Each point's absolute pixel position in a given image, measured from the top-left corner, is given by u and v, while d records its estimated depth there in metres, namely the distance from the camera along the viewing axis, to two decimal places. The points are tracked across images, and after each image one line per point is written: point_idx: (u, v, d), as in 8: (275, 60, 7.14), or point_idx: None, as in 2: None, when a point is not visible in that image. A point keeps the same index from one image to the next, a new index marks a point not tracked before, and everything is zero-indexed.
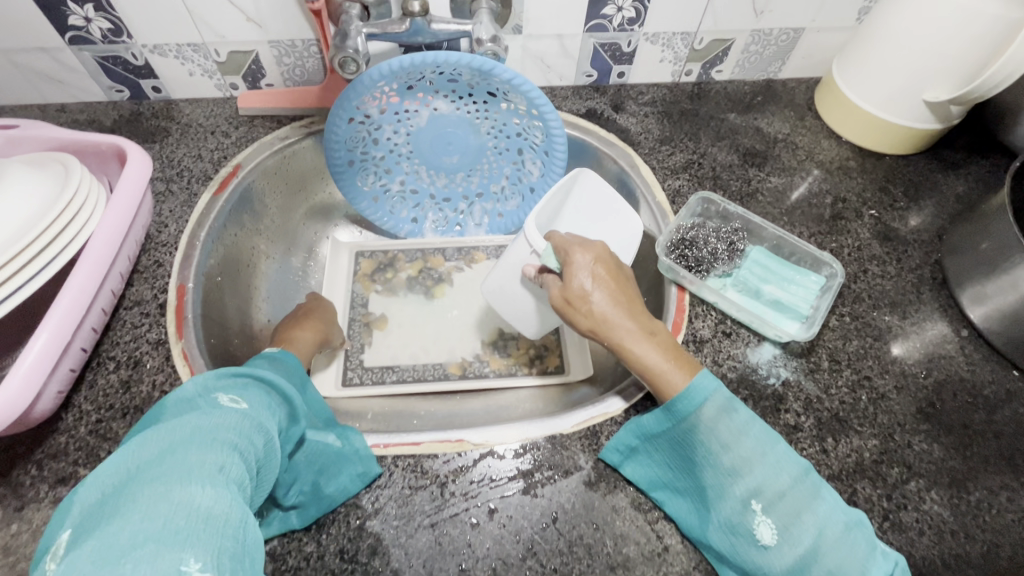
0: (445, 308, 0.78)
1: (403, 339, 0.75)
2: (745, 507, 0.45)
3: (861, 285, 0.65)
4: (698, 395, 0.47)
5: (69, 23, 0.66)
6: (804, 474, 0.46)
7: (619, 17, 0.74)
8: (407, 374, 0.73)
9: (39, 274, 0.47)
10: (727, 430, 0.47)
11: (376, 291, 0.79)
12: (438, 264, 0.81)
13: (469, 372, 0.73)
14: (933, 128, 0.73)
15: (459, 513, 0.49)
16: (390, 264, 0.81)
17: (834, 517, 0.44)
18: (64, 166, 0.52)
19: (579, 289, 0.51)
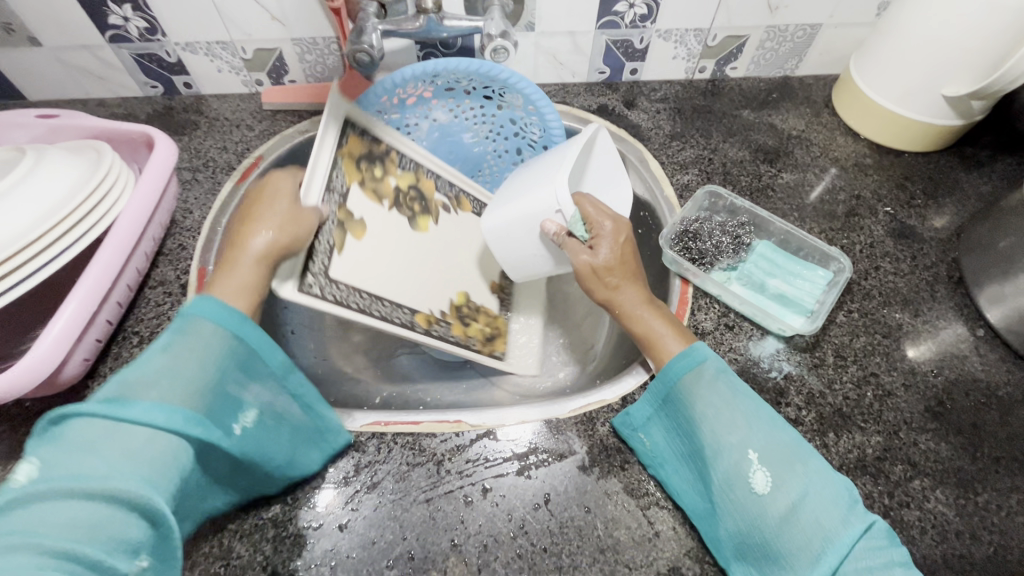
0: (423, 244, 0.69)
1: (376, 258, 0.64)
2: (741, 457, 0.46)
3: (872, 281, 0.64)
4: (698, 354, 0.51)
5: (109, 22, 0.70)
6: (795, 437, 0.47)
7: (631, 14, 0.74)
8: (373, 306, 0.61)
9: (64, 253, 0.50)
10: (726, 386, 0.49)
11: (359, 183, 0.63)
12: (429, 191, 0.71)
13: (433, 328, 0.67)
14: (953, 125, 0.71)
15: (454, 490, 0.50)
16: (380, 157, 0.65)
17: (823, 474, 0.44)
18: (97, 151, 0.56)
19: (601, 263, 0.55)
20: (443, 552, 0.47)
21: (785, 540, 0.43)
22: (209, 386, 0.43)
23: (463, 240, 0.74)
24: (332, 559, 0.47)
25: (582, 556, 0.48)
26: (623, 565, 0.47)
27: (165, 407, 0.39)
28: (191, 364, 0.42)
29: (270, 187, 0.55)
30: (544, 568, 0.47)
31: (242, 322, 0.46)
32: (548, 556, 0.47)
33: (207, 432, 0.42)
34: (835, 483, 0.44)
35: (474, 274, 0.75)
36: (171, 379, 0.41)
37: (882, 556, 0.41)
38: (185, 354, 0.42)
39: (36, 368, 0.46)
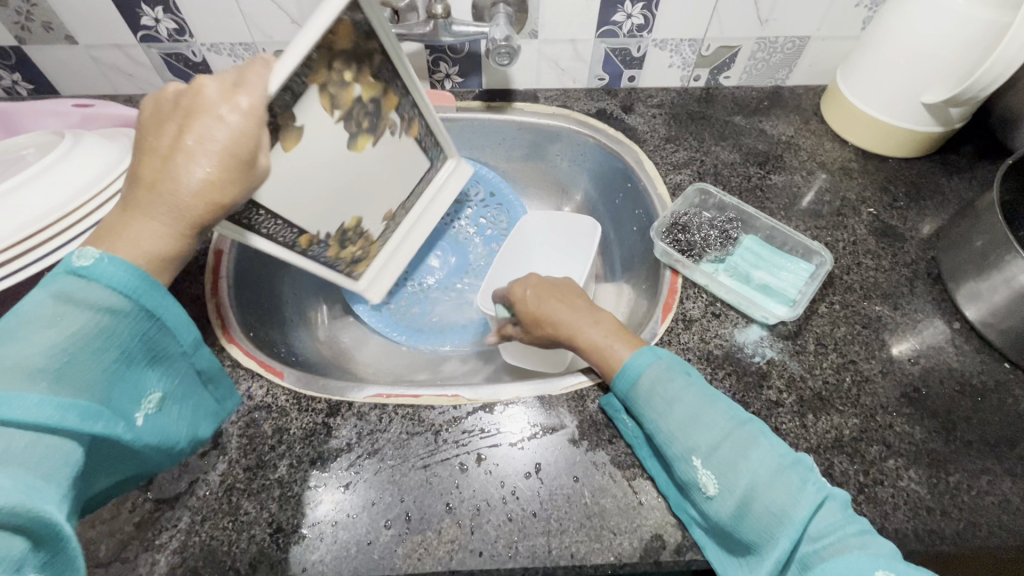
0: (351, 162, 0.59)
1: (288, 171, 0.53)
2: (686, 463, 0.48)
3: (853, 276, 0.67)
4: (635, 369, 0.53)
5: (141, 23, 0.76)
6: (741, 427, 0.48)
7: (629, 24, 0.79)
8: (262, 225, 0.54)
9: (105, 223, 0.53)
10: (664, 394, 0.51)
11: (319, 87, 0.50)
12: (390, 109, 0.60)
13: (311, 249, 0.61)
14: (934, 132, 0.75)
15: (450, 457, 0.53)
16: (358, 60, 0.53)
17: (772, 460, 0.46)
18: (130, 136, 0.60)
19: (533, 317, 0.60)
20: (438, 514, 0.50)
21: (743, 528, 0.45)
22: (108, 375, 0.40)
23: (397, 161, 0.65)
24: (333, 518, 0.50)
25: (570, 521, 0.50)
26: (609, 530, 0.50)
27: (55, 400, 0.35)
28: (89, 348, 0.38)
29: (209, 101, 0.42)
30: (533, 531, 0.50)
31: (144, 283, 0.40)
32: (537, 520, 0.50)
33: (105, 426, 0.38)
34: (785, 467, 0.46)
35: (382, 198, 0.67)
36: (59, 366, 0.37)
37: (836, 527, 0.43)
38: (84, 336, 0.38)
39: None
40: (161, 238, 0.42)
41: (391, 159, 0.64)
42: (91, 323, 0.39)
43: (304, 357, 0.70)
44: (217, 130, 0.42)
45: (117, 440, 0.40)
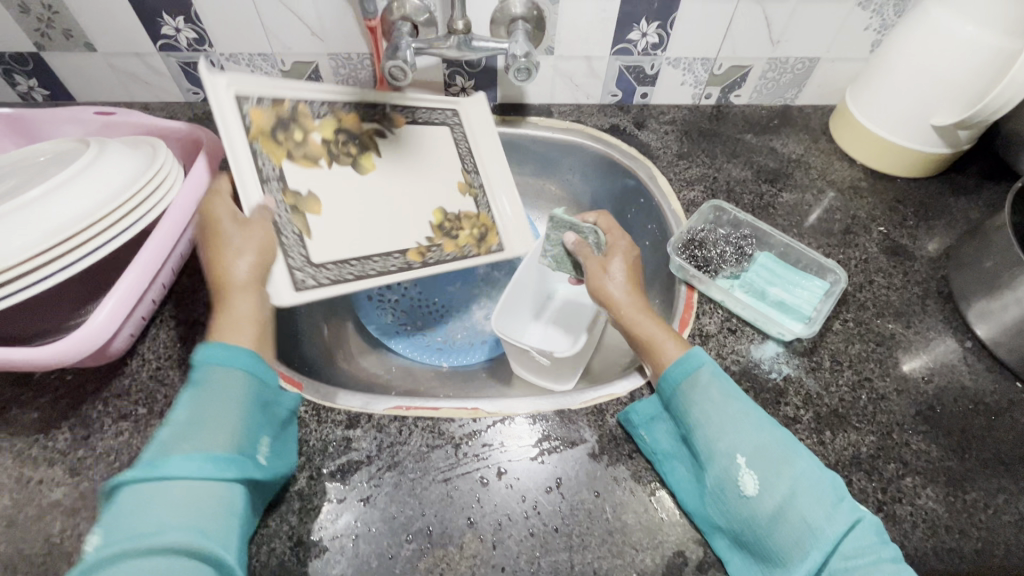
0: (385, 178, 0.68)
1: (352, 225, 0.63)
2: (730, 461, 0.49)
3: (866, 293, 0.68)
4: (694, 360, 0.54)
5: (162, 32, 0.76)
6: (785, 440, 0.50)
7: (644, 42, 0.80)
8: (365, 268, 0.62)
9: (122, 234, 0.52)
10: (717, 393, 0.52)
11: (289, 159, 0.60)
12: (358, 123, 0.67)
13: (427, 258, 0.67)
14: (942, 153, 0.77)
15: (470, 471, 0.53)
16: (292, 119, 0.61)
17: (812, 474, 0.47)
18: (152, 146, 0.60)
19: (604, 269, 0.62)
20: (459, 529, 0.50)
21: (774, 535, 0.46)
22: (245, 429, 0.46)
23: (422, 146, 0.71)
24: (354, 532, 0.50)
25: (592, 536, 0.50)
26: (630, 546, 0.50)
27: (201, 454, 0.43)
28: (227, 412, 0.46)
29: (220, 215, 0.55)
30: (555, 546, 0.49)
31: (255, 359, 0.49)
32: (559, 536, 0.50)
33: (243, 468, 0.44)
34: (825, 483, 0.47)
35: (436, 181, 0.71)
36: (203, 428, 0.44)
37: (869, 548, 0.44)
38: (220, 402, 0.46)
39: (92, 337, 0.49)
40: (246, 311, 0.52)
41: (415, 150, 0.71)
42: (226, 391, 0.47)
43: (319, 368, 0.70)
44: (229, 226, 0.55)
45: (252, 483, 0.46)
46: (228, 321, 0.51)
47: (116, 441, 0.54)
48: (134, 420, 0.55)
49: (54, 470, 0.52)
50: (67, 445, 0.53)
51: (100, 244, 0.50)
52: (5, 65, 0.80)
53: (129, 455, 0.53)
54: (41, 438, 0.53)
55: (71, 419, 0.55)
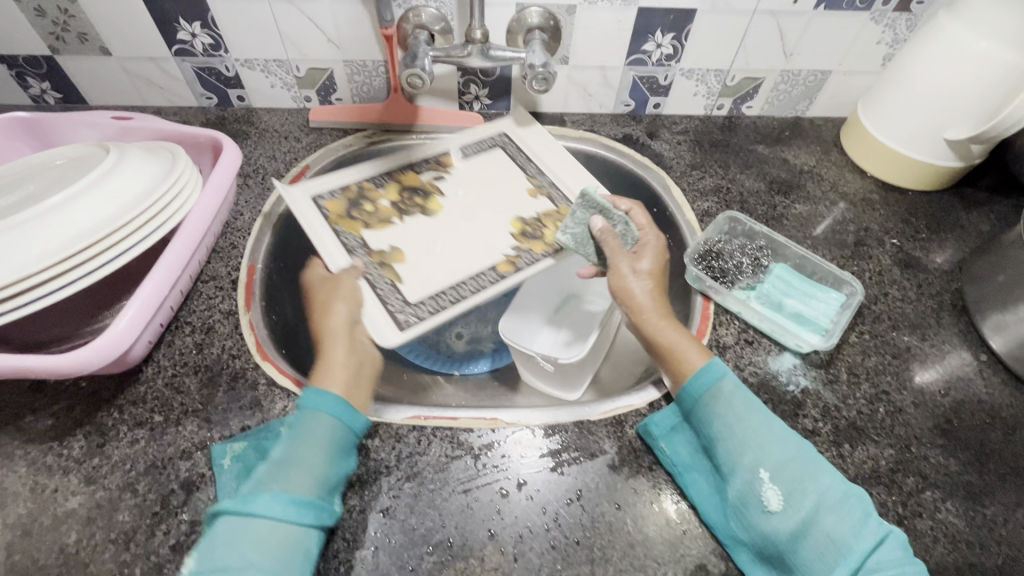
0: (454, 213, 0.75)
1: (438, 262, 0.70)
2: (753, 475, 0.49)
3: (881, 306, 0.68)
4: (715, 371, 0.54)
5: (178, 37, 0.76)
6: (808, 454, 0.50)
7: (658, 53, 0.81)
8: (460, 292, 0.67)
9: (147, 240, 0.52)
10: (739, 405, 0.52)
11: (366, 227, 0.71)
12: (414, 180, 0.78)
13: (519, 264, 0.70)
14: (954, 166, 0.77)
15: (490, 482, 0.53)
16: (358, 197, 0.74)
17: (836, 490, 0.48)
18: (171, 152, 0.60)
19: (630, 269, 0.61)
20: (480, 541, 0.50)
21: (799, 551, 0.46)
22: (328, 476, 0.47)
23: (482, 174, 0.80)
24: (374, 543, 0.49)
25: (613, 549, 0.50)
26: (652, 560, 0.50)
27: (285, 496, 0.45)
28: (315, 455, 0.47)
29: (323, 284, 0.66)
30: (576, 559, 0.49)
31: (345, 407, 0.50)
32: (580, 548, 0.50)
33: (320, 515, 0.45)
34: (849, 499, 0.47)
35: (506, 198, 0.77)
36: (290, 469, 0.46)
37: (894, 563, 0.44)
38: (311, 446, 0.47)
39: (112, 344, 0.48)
40: (348, 351, 0.56)
41: (476, 178, 0.79)
42: (320, 436, 0.48)
43: None
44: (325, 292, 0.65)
45: (325, 529, 0.47)
46: (330, 366, 0.55)
47: (132, 448, 0.53)
48: (150, 428, 0.54)
49: (69, 478, 0.51)
50: (82, 453, 0.52)
51: (121, 251, 0.50)
52: (18, 68, 0.80)
53: (144, 463, 0.52)
54: (56, 445, 0.53)
55: (86, 427, 0.54)
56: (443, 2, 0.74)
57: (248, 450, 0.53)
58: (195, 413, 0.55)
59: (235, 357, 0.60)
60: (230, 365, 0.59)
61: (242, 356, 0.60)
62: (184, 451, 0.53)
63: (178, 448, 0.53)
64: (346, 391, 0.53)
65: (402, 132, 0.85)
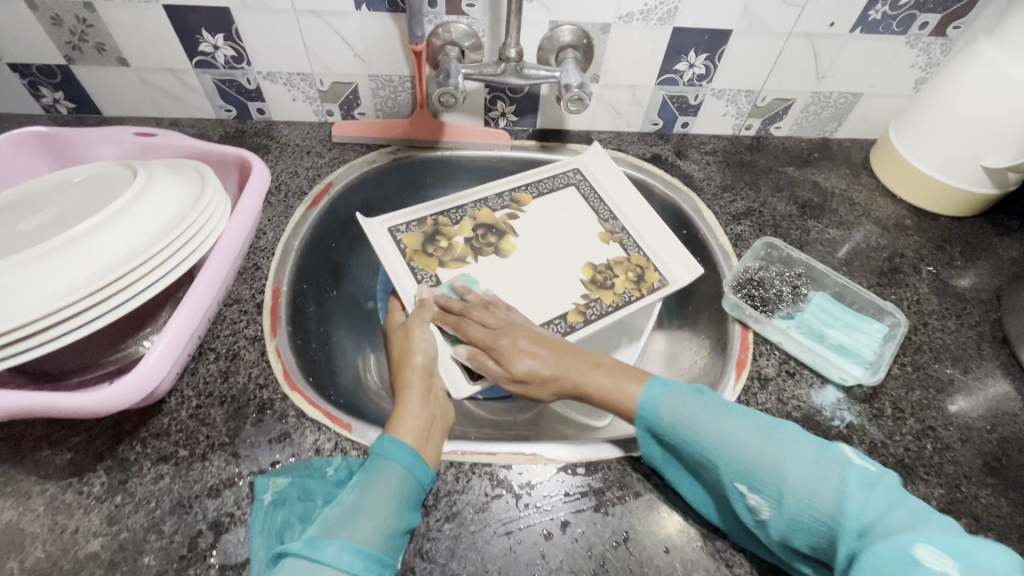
0: (527, 255, 0.71)
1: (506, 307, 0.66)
2: (732, 490, 0.47)
3: (921, 336, 0.67)
4: (649, 408, 0.52)
5: (199, 49, 0.74)
6: (770, 433, 0.47)
7: (690, 73, 0.79)
8: None
9: (181, 264, 0.50)
10: (686, 419, 0.50)
11: (441, 265, 0.69)
12: (486, 217, 0.74)
13: (590, 315, 0.67)
14: (988, 193, 0.76)
15: (533, 524, 0.51)
16: (436, 232, 0.71)
17: (809, 462, 0.45)
18: (200, 171, 0.58)
19: (503, 361, 0.59)
20: None
21: (805, 542, 0.44)
22: (394, 526, 0.46)
23: (556, 213, 0.75)
24: None
25: None
26: None
27: (353, 545, 0.44)
28: (385, 502, 0.47)
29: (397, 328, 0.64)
30: None
31: (417, 459, 0.50)
32: None
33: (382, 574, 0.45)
34: (822, 465, 0.44)
35: (579, 244, 0.73)
36: (360, 518, 0.45)
37: (880, 514, 0.41)
38: (381, 494, 0.47)
39: (143, 382, 0.46)
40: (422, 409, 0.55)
41: (550, 217, 0.74)
42: (390, 484, 0.48)
43: (358, 403, 0.67)
44: (398, 335, 0.62)
45: None
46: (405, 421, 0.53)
47: (156, 485, 0.51)
48: (175, 463, 0.52)
49: (91, 518, 0.49)
50: (103, 490, 0.50)
51: (156, 278, 0.48)
52: (31, 77, 0.77)
53: (170, 501, 0.50)
54: (76, 481, 0.50)
55: (106, 461, 0.51)
56: (475, 18, 0.72)
57: (290, 488, 0.51)
58: (223, 447, 0.53)
59: (262, 387, 0.57)
60: (258, 396, 0.56)
61: (269, 385, 0.57)
62: (211, 488, 0.51)
63: (206, 485, 0.51)
64: (417, 442, 0.52)
65: (427, 148, 0.83)
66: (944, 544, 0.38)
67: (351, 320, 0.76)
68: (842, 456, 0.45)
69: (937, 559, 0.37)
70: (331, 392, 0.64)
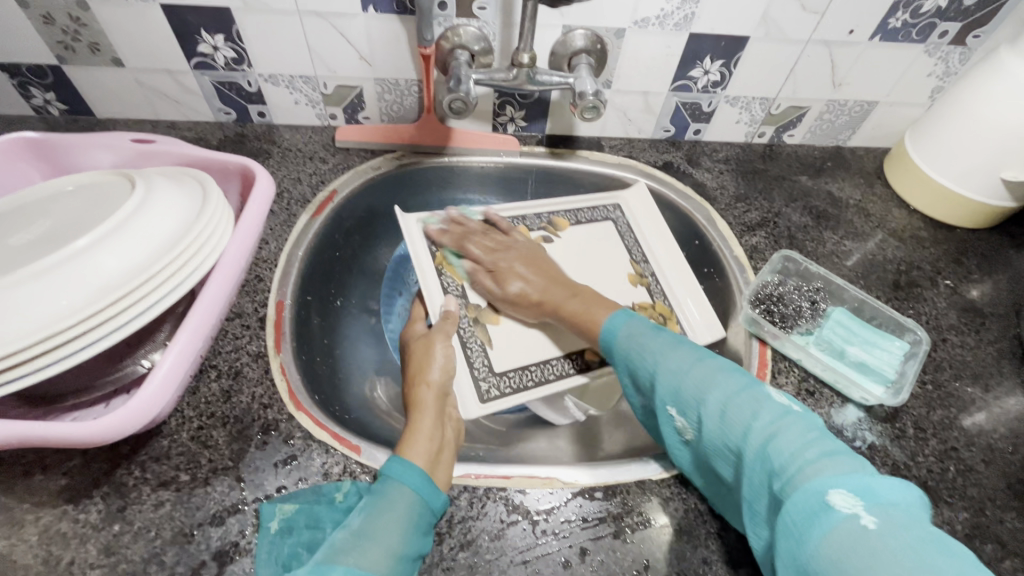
0: None
1: (521, 333, 0.70)
2: (664, 413, 0.51)
3: (941, 353, 0.66)
4: (617, 331, 0.58)
5: (198, 49, 0.71)
6: (708, 366, 0.50)
7: (704, 80, 0.77)
8: (545, 373, 0.68)
9: (183, 281, 0.49)
10: (637, 349, 0.54)
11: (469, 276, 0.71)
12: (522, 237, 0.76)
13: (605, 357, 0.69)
14: (1006, 206, 0.75)
15: (551, 552, 0.49)
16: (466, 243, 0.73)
17: (735, 394, 0.47)
18: (200, 181, 0.56)
19: (499, 280, 0.68)
20: None
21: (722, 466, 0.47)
22: (404, 554, 0.44)
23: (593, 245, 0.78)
24: None
25: None
26: None
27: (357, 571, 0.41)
28: (395, 528, 0.44)
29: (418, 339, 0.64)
30: None
31: (427, 483, 0.47)
32: None
33: None
34: (749, 400, 0.46)
35: (607, 280, 0.76)
36: (367, 544, 0.43)
37: (796, 450, 0.42)
38: (391, 519, 0.44)
39: (146, 409, 0.46)
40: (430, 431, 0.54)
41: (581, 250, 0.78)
42: (400, 512, 0.45)
43: (364, 419, 0.64)
44: (418, 347, 0.63)
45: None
46: (412, 442, 0.52)
47: (156, 513, 0.48)
48: (176, 489, 0.49)
49: (86, 548, 0.46)
50: (99, 518, 0.47)
51: (158, 298, 0.47)
52: (21, 77, 0.73)
53: (171, 531, 0.47)
54: (71, 509, 0.48)
55: (103, 487, 0.49)
56: (487, 22, 0.69)
57: (297, 515, 0.49)
58: (226, 471, 0.51)
59: (266, 407, 0.55)
60: (262, 416, 0.54)
61: (274, 405, 0.55)
62: (214, 515, 0.48)
63: (208, 512, 0.48)
64: (428, 466, 0.50)
65: (433, 154, 0.81)
66: (857, 489, 0.37)
67: (354, 330, 0.74)
68: (768, 394, 0.47)
69: (848, 504, 0.37)
70: (336, 408, 0.61)
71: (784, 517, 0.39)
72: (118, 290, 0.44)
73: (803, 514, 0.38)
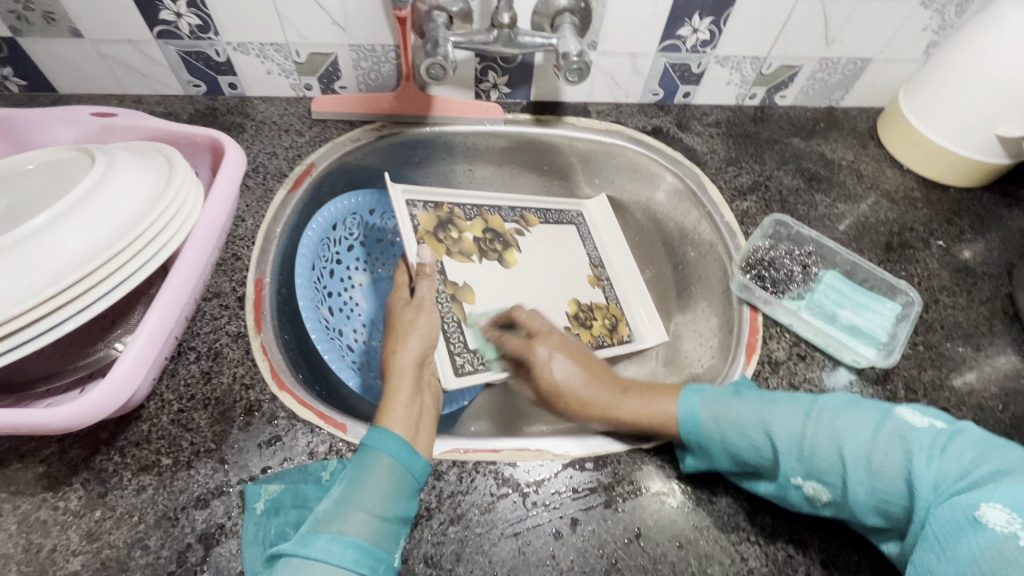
0: (526, 272, 0.77)
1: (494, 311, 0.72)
2: (789, 485, 0.47)
3: (933, 314, 0.65)
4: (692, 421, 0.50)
5: (161, 17, 0.67)
6: (823, 416, 0.46)
7: (693, 39, 0.74)
8: None
9: (152, 260, 0.47)
10: (730, 424, 0.49)
11: (448, 254, 0.74)
12: (498, 226, 0.79)
13: None
14: (1001, 163, 0.73)
15: (542, 523, 0.48)
16: (449, 222, 0.75)
17: (868, 441, 0.44)
18: (166, 155, 0.54)
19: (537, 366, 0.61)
20: None
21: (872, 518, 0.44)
22: (389, 518, 0.43)
23: (555, 244, 0.81)
24: None
25: None
26: None
27: (343, 537, 0.41)
28: (381, 493, 0.44)
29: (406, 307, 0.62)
30: None
31: (410, 452, 0.46)
32: None
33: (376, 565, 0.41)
34: (889, 437, 0.44)
35: (569, 276, 0.79)
36: (351, 509, 0.42)
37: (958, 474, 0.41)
38: (374, 485, 0.44)
39: (119, 392, 0.44)
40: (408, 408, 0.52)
41: (548, 245, 0.80)
42: (382, 477, 0.44)
43: (349, 398, 0.66)
44: (406, 311, 0.61)
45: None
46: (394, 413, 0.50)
47: (138, 498, 0.47)
48: (158, 473, 0.48)
49: (68, 535, 0.45)
50: (80, 505, 0.46)
51: (126, 276, 0.45)
52: None
53: (154, 515, 0.47)
54: (51, 497, 0.47)
55: (83, 474, 0.48)
56: None
57: (283, 495, 0.48)
58: (209, 453, 0.50)
59: (248, 387, 0.54)
60: (244, 397, 0.53)
61: (256, 386, 0.54)
62: (199, 498, 0.47)
63: (192, 495, 0.48)
64: (407, 434, 0.49)
65: (414, 124, 0.78)
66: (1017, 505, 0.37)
67: (330, 307, 0.72)
68: (901, 424, 0.45)
69: (1002, 520, 0.37)
70: (319, 388, 0.62)
71: (925, 533, 0.40)
72: (81, 269, 0.42)
73: (949, 529, 0.39)
